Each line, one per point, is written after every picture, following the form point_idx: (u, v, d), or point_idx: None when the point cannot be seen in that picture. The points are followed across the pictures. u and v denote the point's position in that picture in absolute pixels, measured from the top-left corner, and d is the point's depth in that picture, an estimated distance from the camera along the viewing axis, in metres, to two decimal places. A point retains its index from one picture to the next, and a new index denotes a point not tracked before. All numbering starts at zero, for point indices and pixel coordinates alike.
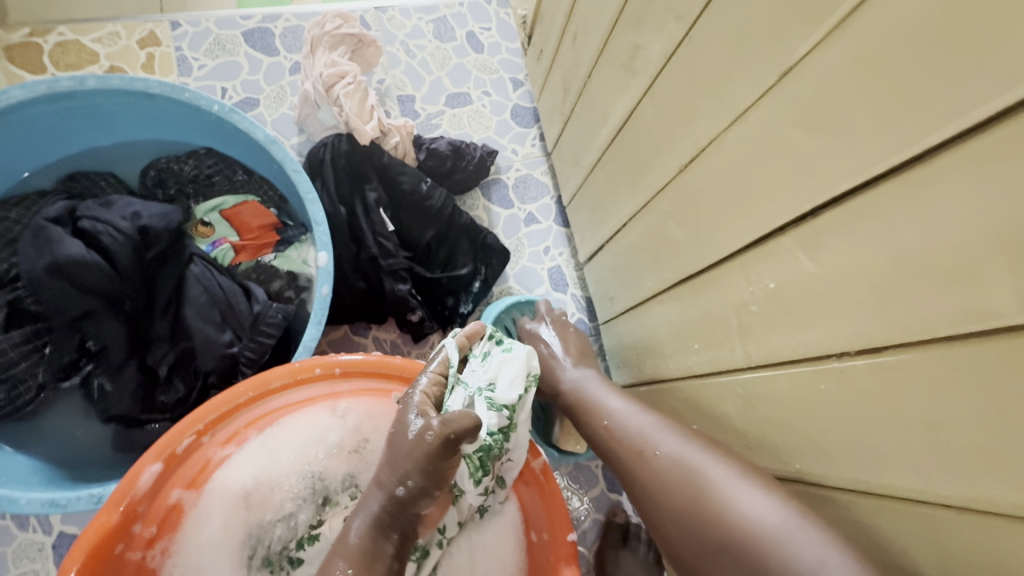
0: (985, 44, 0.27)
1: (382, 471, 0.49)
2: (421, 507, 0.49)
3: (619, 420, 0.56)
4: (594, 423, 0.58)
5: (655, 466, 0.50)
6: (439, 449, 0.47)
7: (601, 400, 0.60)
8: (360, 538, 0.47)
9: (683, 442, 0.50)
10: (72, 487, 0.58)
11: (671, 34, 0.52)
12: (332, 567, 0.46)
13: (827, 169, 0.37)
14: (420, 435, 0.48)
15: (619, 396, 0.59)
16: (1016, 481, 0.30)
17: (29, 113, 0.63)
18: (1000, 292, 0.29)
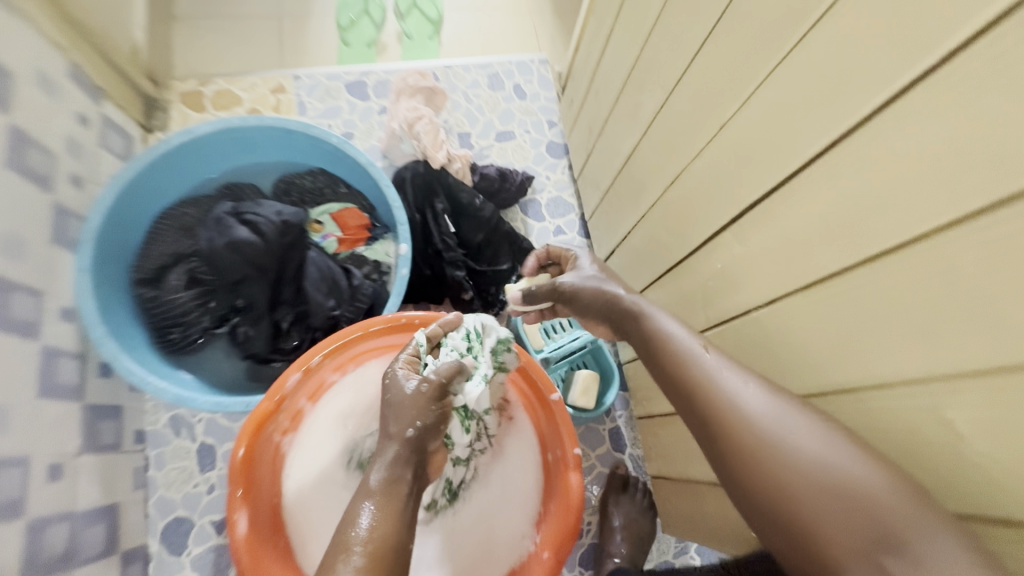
0: (809, 114, 0.48)
1: (389, 424, 0.56)
2: (430, 444, 0.56)
3: (672, 344, 0.55)
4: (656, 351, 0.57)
5: (741, 426, 0.47)
6: (435, 393, 0.58)
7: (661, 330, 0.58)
8: (377, 491, 0.52)
9: (751, 386, 0.49)
10: (223, 394, 0.86)
11: (660, 95, 0.75)
12: (357, 508, 0.51)
13: (745, 186, 0.59)
14: (417, 388, 0.58)
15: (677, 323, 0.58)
16: (841, 369, 0.49)
17: (210, 141, 0.90)
18: (823, 254, 0.49)
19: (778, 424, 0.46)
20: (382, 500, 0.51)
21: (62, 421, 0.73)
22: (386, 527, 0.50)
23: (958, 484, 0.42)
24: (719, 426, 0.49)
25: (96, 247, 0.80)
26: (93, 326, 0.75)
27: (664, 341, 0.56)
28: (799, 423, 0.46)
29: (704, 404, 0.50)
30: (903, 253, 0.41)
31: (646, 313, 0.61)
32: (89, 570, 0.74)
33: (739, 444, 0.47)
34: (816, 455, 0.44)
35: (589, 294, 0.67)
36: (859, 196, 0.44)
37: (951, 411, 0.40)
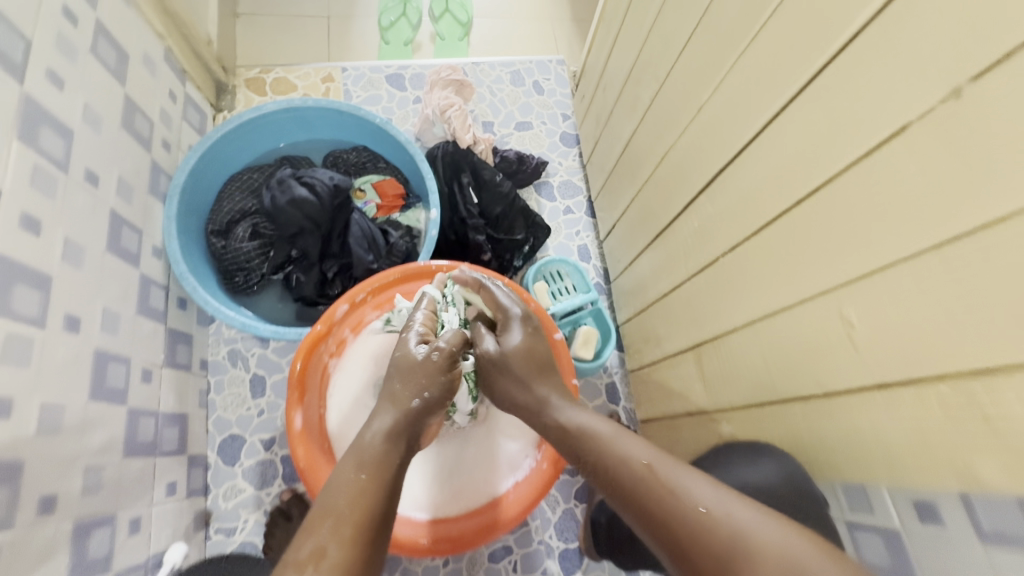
0: (758, 95, 0.63)
1: (399, 390, 0.67)
2: (427, 418, 0.67)
3: (609, 444, 0.59)
4: (594, 455, 0.60)
5: (684, 503, 0.49)
6: (442, 363, 0.70)
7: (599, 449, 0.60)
8: (368, 456, 0.58)
9: (688, 471, 0.53)
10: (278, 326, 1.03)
11: (654, 87, 0.89)
12: (344, 474, 0.56)
13: (714, 155, 0.73)
14: (427, 356, 0.70)
15: (610, 425, 0.62)
16: (774, 294, 0.63)
17: (274, 118, 1.07)
18: (766, 204, 0.63)
19: (716, 498, 0.48)
20: (372, 467, 0.57)
21: (153, 335, 0.89)
22: (363, 491, 0.54)
23: (850, 365, 0.54)
24: (662, 506, 0.50)
25: (181, 199, 0.97)
26: (177, 263, 0.91)
27: (607, 439, 0.59)
28: (733, 496, 0.48)
29: (639, 488, 0.53)
30: (818, 194, 0.55)
31: (586, 423, 0.64)
32: (167, 461, 0.89)
33: (677, 513, 0.49)
34: (756, 526, 0.45)
35: (518, 378, 0.73)
36: (793, 152, 0.58)
37: (847, 307, 0.53)
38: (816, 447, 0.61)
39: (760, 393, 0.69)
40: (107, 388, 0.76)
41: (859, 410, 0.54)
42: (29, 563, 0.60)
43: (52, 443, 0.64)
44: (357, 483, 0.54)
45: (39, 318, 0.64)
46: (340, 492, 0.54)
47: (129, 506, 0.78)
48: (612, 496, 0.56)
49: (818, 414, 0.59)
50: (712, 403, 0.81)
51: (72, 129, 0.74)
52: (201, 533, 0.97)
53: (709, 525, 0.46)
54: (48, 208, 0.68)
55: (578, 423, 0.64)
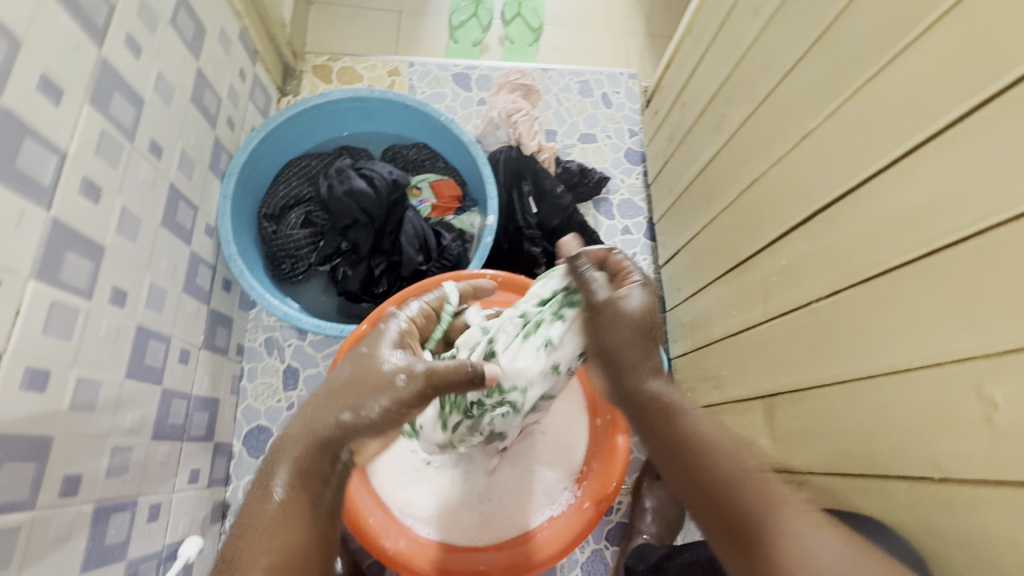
0: (892, 127, 0.57)
1: (335, 399, 0.53)
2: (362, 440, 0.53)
3: (707, 434, 0.54)
4: (681, 419, 0.55)
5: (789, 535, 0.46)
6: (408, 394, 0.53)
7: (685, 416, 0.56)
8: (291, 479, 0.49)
9: (790, 493, 0.49)
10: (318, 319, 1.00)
11: (746, 109, 0.83)
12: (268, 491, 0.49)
13: (820, 188, 0.66)
14: (392, 376, 0.54)
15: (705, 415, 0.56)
16: (889, 352, 0.56)
17: (339, 106, 1.05)
18: (888, 250, 0.56)
19: (819, 538, 0.45)
20: (295, 495, 0.49)
21: (196, 315, 0.86)
22: (281, 532, 0.47)
23: (985, 450, 0.47)
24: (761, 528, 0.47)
25: (239, 180, 0.95)
26: (228, 244, 0.89)
27: (706, 432, 0.54)
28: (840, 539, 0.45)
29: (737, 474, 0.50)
30: (969, 243, 0.48)
31: (684, 406, 0.57)
32: (193, 447, 0.86)
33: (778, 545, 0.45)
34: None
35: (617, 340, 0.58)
36: (936, 192, 0.51)
37: (988, 384, 0.46)
38: (921, 534, 0.53)
39: (851, 460, 0.61)
40: (145, 366, 0.73)
41: (993, 504, 0.46)
42: (45, 547, 0.56)
43: (82, 421, 0.62)
44: (277, 520, 0.47)
45: (87, 290, 0.62)
46: (258, 544, 0.46)
47: (151, 491, 0.75)
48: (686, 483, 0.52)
49: (933, 502, 0.52)
50: (781, 460, 0.73)
51: (144, 98, 0.72)
52: (216, 525, 0.93)
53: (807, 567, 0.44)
54: (109, 177, 0.66)
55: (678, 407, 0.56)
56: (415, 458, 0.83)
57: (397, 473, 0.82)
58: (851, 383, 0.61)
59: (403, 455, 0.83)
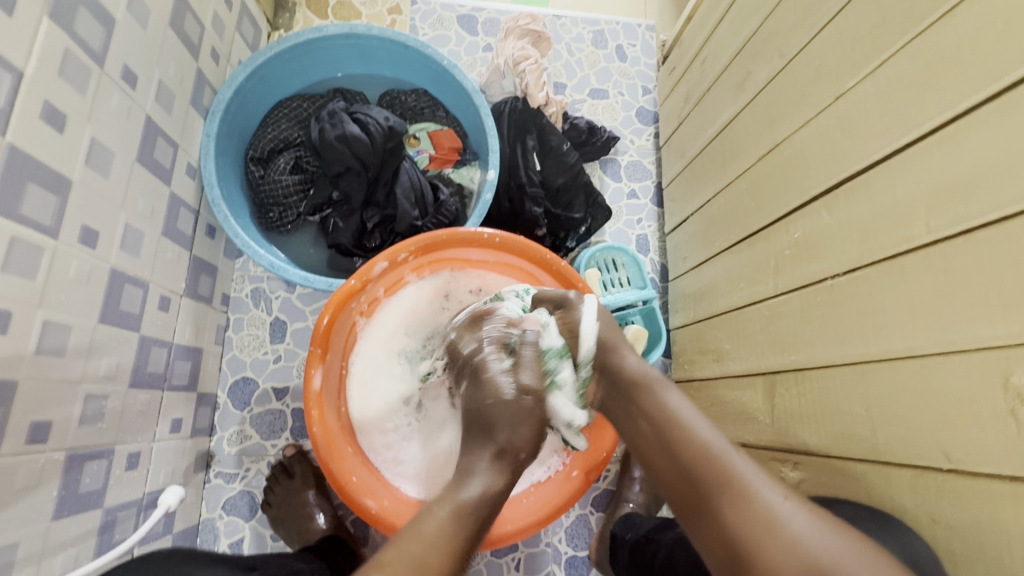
0: (934, 92, 0.52)
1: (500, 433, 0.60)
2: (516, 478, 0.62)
3: (660, 388, 0.61)
4: (651, 397, 0.61)
5: (744, 501, 0.49)
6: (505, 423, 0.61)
7: (664, 389, 0.61)
8: (461, 508, 0.54)
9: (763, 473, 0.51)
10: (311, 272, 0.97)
11: (775, 65, 0.76)
12: (431, 514, 0.54)
13: (849, 156, 0.62)
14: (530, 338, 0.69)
15: (685, 400, 0.60)
16: (910, 336, 0.53)
17: (330, 43, 0.96)
18: (920, 226, 0.53)
19: (788, 509, 0.48)
20: (458, 514, 0.54)
21: (177, 261, 0.82)
22: (447, 537, 0.51)
23: (1005, 444, 0.45)
24: (712, 493, 0.51)
25: (224, 118, 0.88)
26: (212, 187, 0.84)
27: (664, 397, 0.60)
28: (804, 508, 0.48)
29: (674, 423, 0.57)
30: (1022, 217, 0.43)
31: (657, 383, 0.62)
32: (175, 397, 0.83)
33: (730, 509, 0.49)
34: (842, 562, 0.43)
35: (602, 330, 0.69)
36: (984, 162, 0.47)
37: (1017, 374, 0.44)
38: (920, 521, 0.52)
39: (852, 443, 0.60)
40: (121, 312, 0.69)
41: (1004, 498, 0.45)
42: (12, 495, 0.54)
43: (50, 366, 0.58)
44: (448, 531, 0.52)
45: (53, 227, 0.57)
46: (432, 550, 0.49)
47: (129, 440, 0.73)
48: (667, 467, 0.56)
49: (939, 493, 0.50)
50: (779, 439, 0.72)
51: (115, 18, 0.65)
52: (201, 475, 0.92)
53: (766, 530, 0.47)
54: (75, 103, 0.60)
55: (655, 386, 0.62)
56: (405, 413, 0.83)
57: (387, 431, 0.82)
58: (866, 365, 0.58)
59: (395, 416, 0.83)
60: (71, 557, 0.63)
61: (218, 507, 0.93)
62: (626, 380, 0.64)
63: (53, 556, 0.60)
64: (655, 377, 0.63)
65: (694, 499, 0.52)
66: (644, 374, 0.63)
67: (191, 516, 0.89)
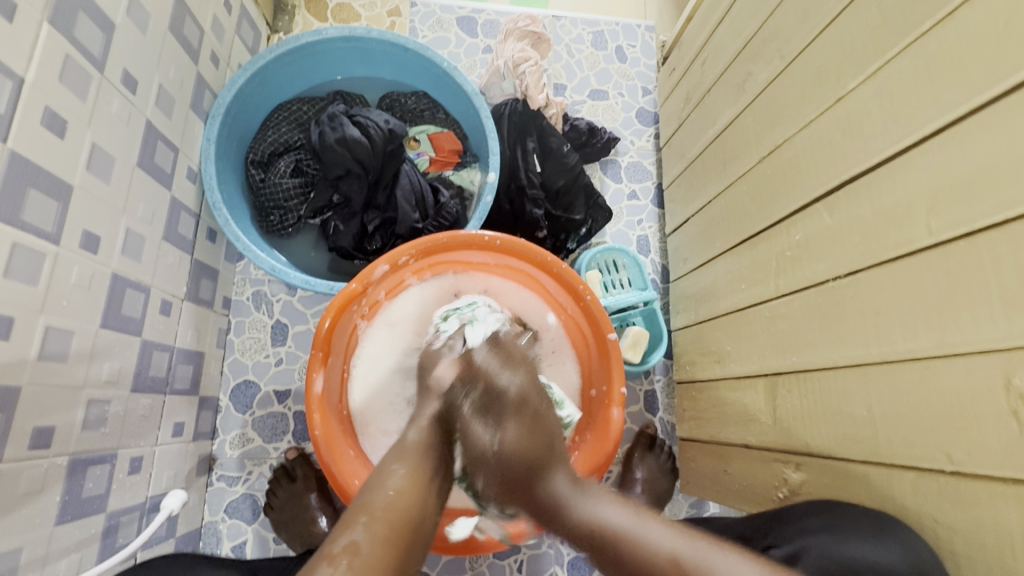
0: (934, 94, 0.52)
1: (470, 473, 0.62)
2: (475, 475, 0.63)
3: (590, 503, 0.57)
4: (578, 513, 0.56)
5: None
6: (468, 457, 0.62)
7: (595, 504, 0.57)
8: (409, 453, 0.59)
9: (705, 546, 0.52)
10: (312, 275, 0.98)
11: (775, 67, 0.76)
12: (388, 467, 0.57)
13: (849, 158, 0.62)
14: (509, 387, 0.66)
15: (618, 505, 0.57)
16: (912, 338, 0.53)
17: (330, 46, 0.96)
18: (921, 227, 0.53)
19: (739, 567, 0.50)
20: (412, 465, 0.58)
21: (178, 265, 0.82)
22: (408, 491, 0.55)
23: (1008, 446, 0.45)
24: None
25: (224, 122, 0.88)
26: (212, 191, 0.84)
27: (602, 513, 0.56)
28: (754, 564, 0.50)
29: (618, 538, 0.53)
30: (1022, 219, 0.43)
31: (581, 495, 0.58)
32: (177, 401, 0.84)
33: None
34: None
35: (521, 442, 0.61)
36: (985, 164, 0.47)
37: (1019, 376, 0.44)
38: (923, 522, 0.52)
39: (854, 445, 0.60)
40: (123, 316, 0.69)
41: (1007, 500, 0.45)
42: (16, 500, 0.54)
43: (52, 372, 0.59)
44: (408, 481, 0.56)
45: (54, 233, 0.58)
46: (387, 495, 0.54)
47: (131, 445, 0.73)
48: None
49: (942, 495, 0.50)
50: (781, 440, 0.72)
51: (115, 24, 0.65)
52: (203, 478, 0.92)
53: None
54: (76, 109, 0.60)
55: (584, 501, 0.57)
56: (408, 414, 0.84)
57: (389, 433, 0.83)
58: (868, 366, 0.58)
59: (397, 418, 0.83)
60: (74, 561, 0.63)
61: (220, 510, 0.93)
62: (552, 499, 0.58)
63: (56, 562, 0.60)
64: (580, 486, 0.59)
65: None
66: (563, 492, 0.59)
67: (193, 520, 0.89)
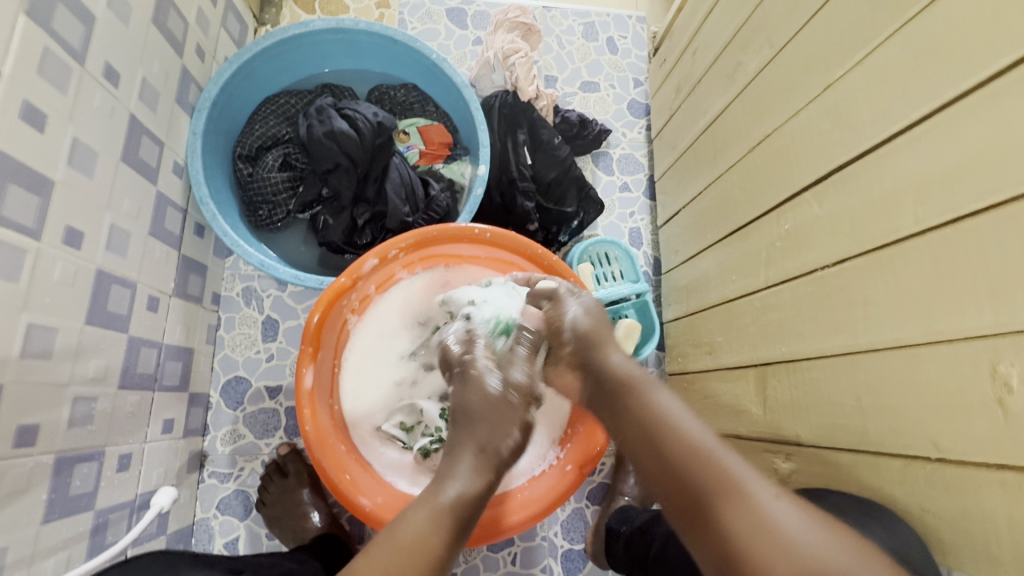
0: (920, 81, 0.52)
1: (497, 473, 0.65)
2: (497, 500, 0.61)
3: (649, 390, 0.60)
4: (639, 401, 0.59)
5: (746, 511, 0.47)
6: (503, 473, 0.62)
7: (649, 389, 0.61)
8: (444, 512, 0.54)
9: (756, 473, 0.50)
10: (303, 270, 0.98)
11: (764, 56, 0.76)
12: (413, 514, 0.54)
13: (838, 147, 0.62)
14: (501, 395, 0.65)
15: (671, 396, 0.60)
16: (898, 327, 0.53)
17: (317, 38, 0.95)
18: (908, 216, 0.53)
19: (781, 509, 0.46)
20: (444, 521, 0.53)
21: (165, 261, 0.81)
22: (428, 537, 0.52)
23: (993, 433, 0.45)
24: (709, 496, 0.49)
25: (211, 116, 0.87)
26: (199, 185, 0.83)
27: (651, 402, 0.59)
28: (796, 508, 0.47)
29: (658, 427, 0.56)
30: (1006, 206, 0.44)
31: (640, 386, 0.62)
32: (166, 398, 0.83)
33: (730, 513, 0.47)
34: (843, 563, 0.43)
35: (587, 328, 0.69)
36: (972, 151, 0.47)
37: (1004, 363, 0.44)
38: (909, 509, 0.53)
39: (843, 434, 0.60)
40: (109, 313, 0.69)
41: (991, 486, 0.45)
42: (1, 498, 0.54)
43: (36, 369, 0.58)
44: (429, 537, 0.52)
45: (36, 229, 0.57)
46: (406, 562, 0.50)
47: (120, 442, 0.72)
48: (654, 467, 0.54)
49: (928, 482, 0.51)
50: (771, 430, 0.72)
51: (95, 15, 0.64)
52: (194, 475, 0.92)
53: (765, 537, 0.45)
54: (56, 102, 0.59)
55: (635, 385, 0.61)
56: (403, 392, 0.84)
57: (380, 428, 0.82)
58: (856, 356, 0.58)
59: (391, 400, 0.83)
60: (62, 560, 0.63)
61: (213, 507, 0.93)
62: (611, 378, 0.64)
63: (44, 560, 0.60)
64: (640, 377, 0.63)
65: (693, 508, 0.50)
66: (628, 375, 0.63)
67: (185, 517, 0.89)
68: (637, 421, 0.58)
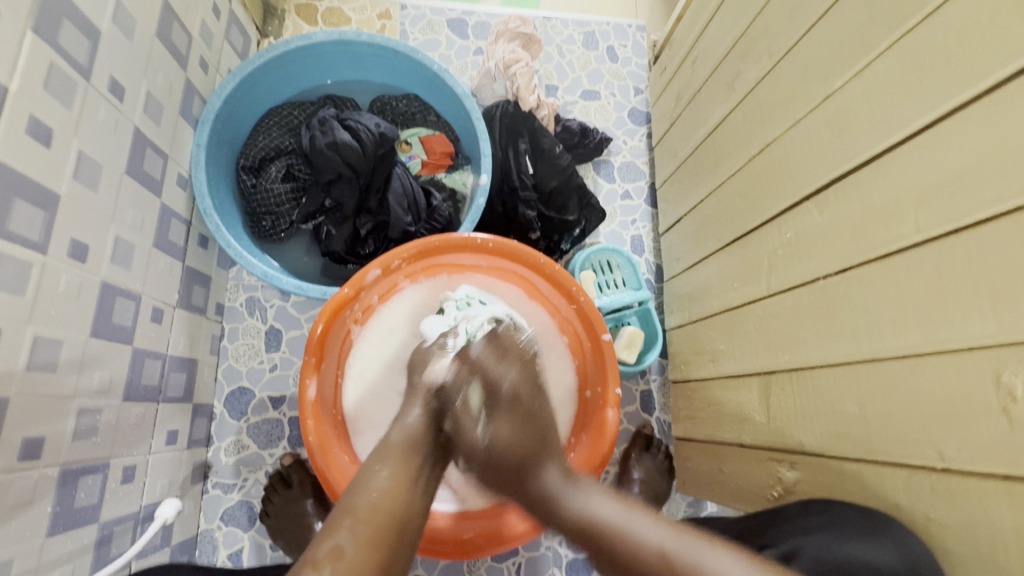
0: (920, 91, 0.52)
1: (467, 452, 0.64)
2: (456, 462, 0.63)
3: (586, 501, 0.54)
4: (574, 521, 0.53)
5: None
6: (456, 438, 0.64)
7: (585, 501, 0.54)
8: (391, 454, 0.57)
9: (723, 551, 0.49)
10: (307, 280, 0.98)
11: (764, 65, 0.76)
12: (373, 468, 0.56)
13: (838, 156, 0.62)
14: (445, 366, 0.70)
15: (612, 502, 0.54)
16: (901, 336, 0.53)
17: (320, 50, 0.96)
18: (910, 225, 0.53)
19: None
20: (397, 467, 0.55)
21: (169, 273, 0.81)
22: (391, 490, 0.53)
23: (999, 443, 0.45)
24: None
25: (214, 128, 0.88)
26: (203, 197, 0.83)
27: (593, 516, 0.53)
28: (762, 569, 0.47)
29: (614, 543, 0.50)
30: (1007, 215, 0.44)
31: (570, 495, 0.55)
32: (170, 409, 0.83)
33: None
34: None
35: (513, 426, 0.62)
36: (973, 160, 0.47)
37: (1008, 372, 0.44)
38: (915, 520, 0.52)
39: (848, 443, 0.60)
40: (113, 325, 0.69)
41: (998, 496, 0.45)
42: (6, 512, 0.54)
43: (41, 382, 0.58)
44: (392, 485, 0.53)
45: (41, 242, 0.57)
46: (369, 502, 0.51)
47: (124, 454, 0.72)
48: None
49: (934, 493, 0.50)
50: (776, 439, 0.71)
51: (100, 30, 0.65)
52: (198, 486, 0.92)
53: None
54: (62, 117, 0.60)
55: (567, 497, 0.55)
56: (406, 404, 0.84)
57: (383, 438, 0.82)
58: (860, 364, 0.58)
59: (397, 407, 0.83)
60: (66, 573, 0.63)
61: (216, 518, 0.93)
62: (541, 492, 0.57)
63: (48, 573, 0.60)
64: (564, 483, 0.57)
65: None
66: (552, 493, 0.56)
67: (189, 528, 0.89)
68: (582, 544, 0.52)
